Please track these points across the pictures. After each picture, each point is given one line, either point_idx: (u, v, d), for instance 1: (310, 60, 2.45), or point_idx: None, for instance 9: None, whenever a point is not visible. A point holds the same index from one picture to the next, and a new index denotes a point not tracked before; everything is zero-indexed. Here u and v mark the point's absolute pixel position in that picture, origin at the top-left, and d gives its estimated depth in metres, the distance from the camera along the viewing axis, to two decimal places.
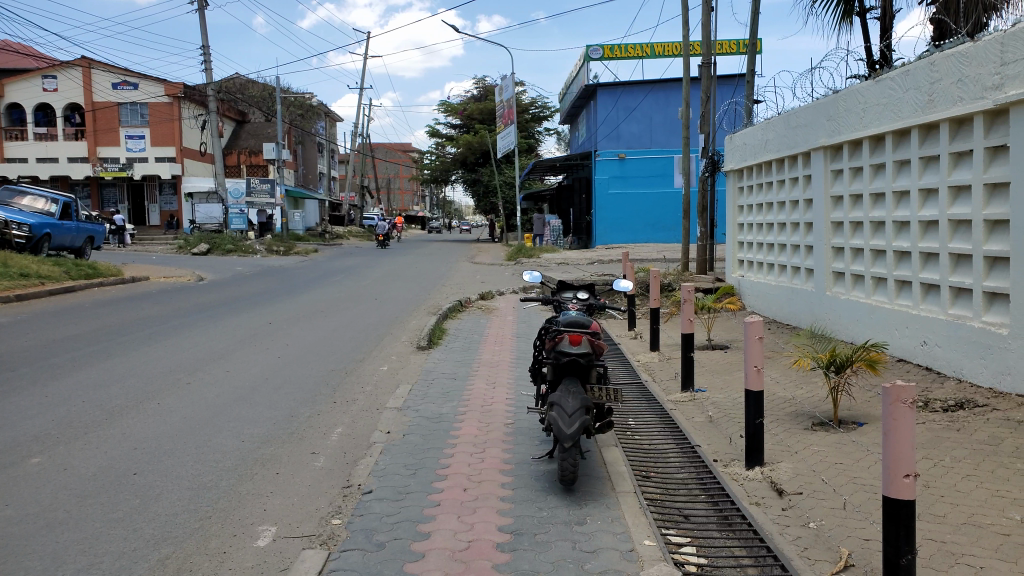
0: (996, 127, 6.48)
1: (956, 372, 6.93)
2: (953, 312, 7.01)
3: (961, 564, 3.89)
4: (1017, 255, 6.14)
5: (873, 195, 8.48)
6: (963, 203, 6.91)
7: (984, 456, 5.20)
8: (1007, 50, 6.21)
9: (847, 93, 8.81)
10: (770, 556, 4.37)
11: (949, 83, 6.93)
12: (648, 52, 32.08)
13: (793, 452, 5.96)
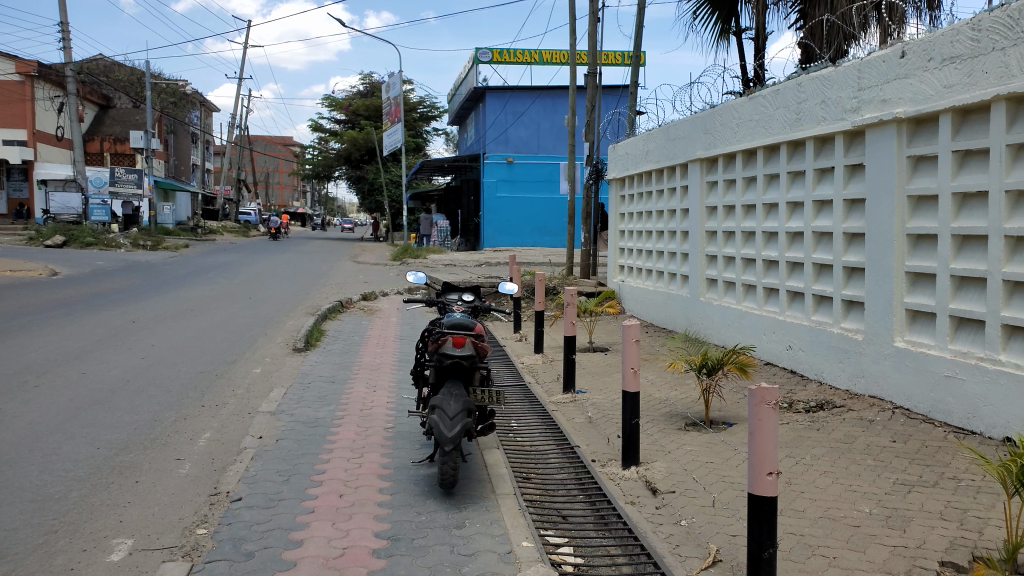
0: (854, 146, 6.94)
1: (817, 374, 7.37)
2: (815, 318, 7.45)
3: (817, 556, 4.11)
4: (871, 266, 6.58)
5: (744, 207, 8.89)
6: (825, 217, 7.36)
7: (840, 453, 5.54)
8: (865, 76, 6.66)
9: (722, 108, 9.21)
10: (643, 554, 4.47)
11: (814, 104, 7.37)
12: (536, 59, 32.53)
13: (667, 452, 6.15)
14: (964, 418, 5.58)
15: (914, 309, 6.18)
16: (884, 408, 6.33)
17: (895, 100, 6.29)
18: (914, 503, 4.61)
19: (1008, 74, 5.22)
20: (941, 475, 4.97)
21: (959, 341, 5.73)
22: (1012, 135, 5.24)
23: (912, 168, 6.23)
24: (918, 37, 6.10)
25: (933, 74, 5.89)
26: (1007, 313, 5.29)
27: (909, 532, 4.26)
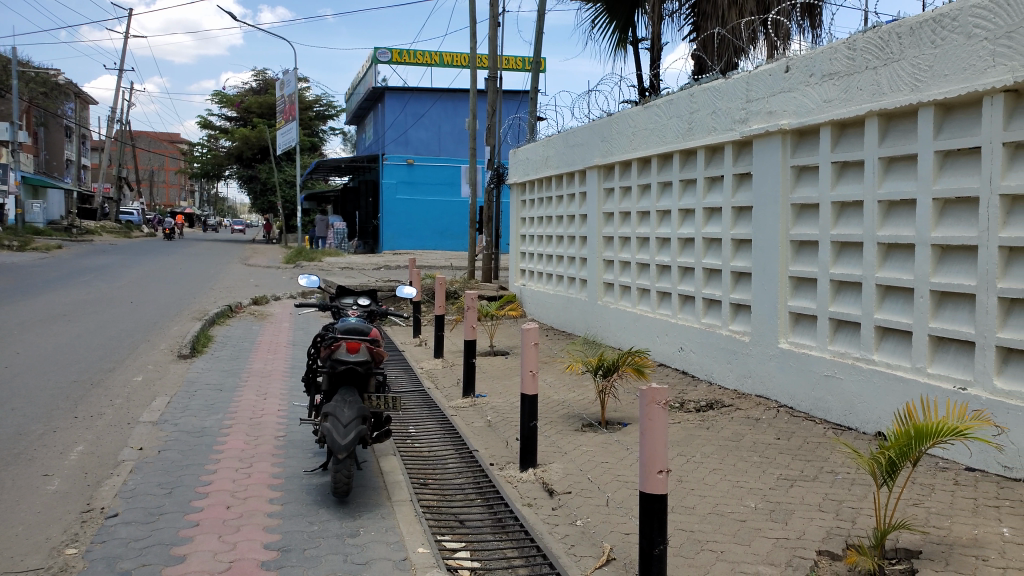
0: (742, 156, 7.22)
1: (707, 375, 7.62)
2: (705, 321, 7.71)
3: (705, 551, 4.23)
4: (758, 271, 6.87)
5: (640, 212, 9.12)
6: (715, 223, 7.63)
7: (728, 451, 5.74)
8: (752, 88, 6.94)
9: (619, 116, 9.42)
10: (539, 556, 4.49)
11: (706, 115, 7.63)
12: (437, 61, 32.41)
13: (564, 453, 6.21)
14: (841, 414, 5.89)
15: (796, 312, 6.48)
16: (769, 406, 6.61)
17: (780, 113, 6.58)
18: (796, 496, 4.83)
19: (880, 91, 5.55)
20: (820, 468, 5.23)
21: (837, 342, 6.05)
22: (883, 149, 5.57)
23: (795, 178, 6.54)
24: (800, 54, 6.41)
25: (814, 89, 6.20)
26: (879, 315, 5.63)
27: (790, 525, 4.45)
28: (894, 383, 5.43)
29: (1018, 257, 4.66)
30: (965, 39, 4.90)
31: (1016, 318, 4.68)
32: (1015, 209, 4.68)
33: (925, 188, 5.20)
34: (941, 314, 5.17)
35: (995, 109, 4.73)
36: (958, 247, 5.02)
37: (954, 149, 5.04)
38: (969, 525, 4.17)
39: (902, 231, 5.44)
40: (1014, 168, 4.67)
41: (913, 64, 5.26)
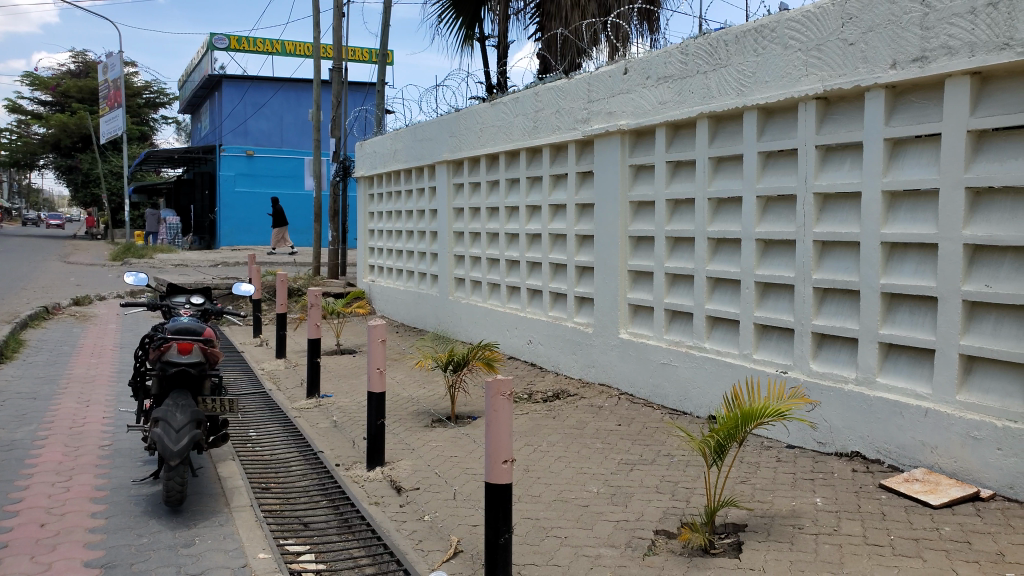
0: (584, 154, 7.44)
1: (554, 366, 7.80)
2: (553, 314, 7.88)
3: (550, 537, 4.32)
4: (600, 265, 7.09)
5: (488, 208, 9.19)
6: (560, 219, 7.81)
7: (573, 439, 5.90)
8: (593, 89, 7.14)
9: (467, 111, 9.44)
10: (386, 553, 4.40)
11: (550, 113, 7.79)
12: (278, 49, 31.22)
13: (412, 449, 6.14)
14: (676, 400, 6.21)
15: (636, 304, 6.75)
16: (611, 394, 6.86)
17: (618, 113, 6.83)
18: (635, 480, 5.03)
19: (709, 95, 5.87)
20: (657, 452, 5.47)
21: (672, 332, 6.37)
22: (713, 149, 5.90)
23: (633, 176, 6.81)
24: (637, 57, 6.67)
25: (650, 91, 6.47)
26: (710, 305, 5.96)
27: (630, 507, 4.62)
28: (723, 369, 5.78)
29: (829, 250, 5.09)
30: (782, 49, 5.28)
31: (828, 305, 5.11)
32: (826, 206, 5.10)
33: (750, 187, 5.57)
34: (764, 303, 5.55)
35: (809, 114, 5.13)
36: (778, 241, 5.42)
37: (775, 151, 5.42)
38: (788, 498, 4.51)
39: (730, 227, 5.79)
40: (826, 168, 5.10)
41: (739, 71, 5.62)
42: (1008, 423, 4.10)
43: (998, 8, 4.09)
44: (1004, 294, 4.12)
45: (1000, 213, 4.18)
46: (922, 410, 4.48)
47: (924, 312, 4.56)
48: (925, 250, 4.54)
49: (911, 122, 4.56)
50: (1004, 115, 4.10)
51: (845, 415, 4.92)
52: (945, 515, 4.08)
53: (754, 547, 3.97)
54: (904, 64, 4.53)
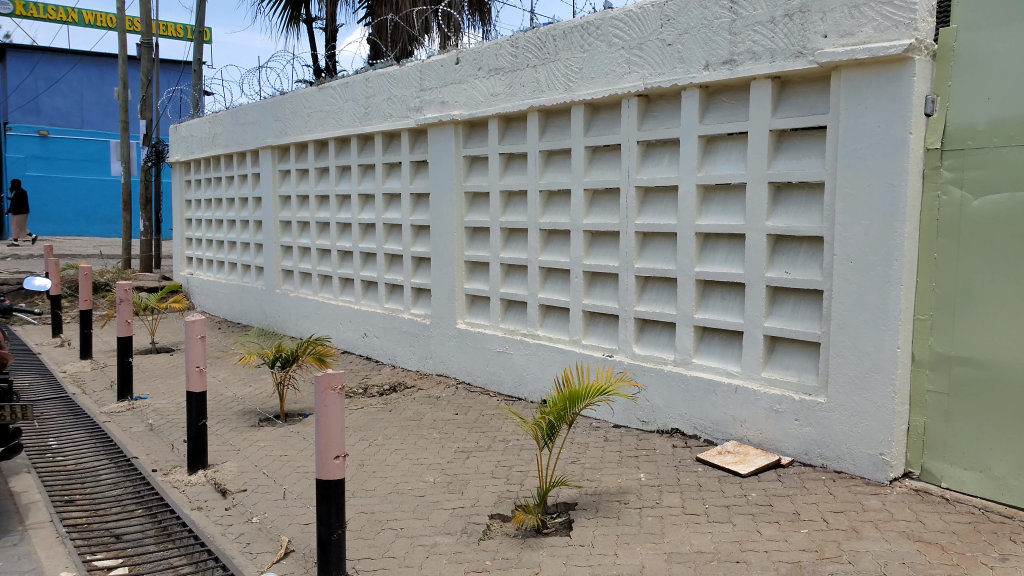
0: (418, 143, 7.37)
1: (389, 359, 7.69)
2: (388, 305, 7.77)
3: (385, 530, 4.25)
4: (436, 256, 7.07)
5: (318, 197, 8.88)
6: (394, 208, 7.70)
7: (409, 431, 5.84)
8: (425, 78, 7.08)
9: (292, 96, 9.05)
10: (210, 559, 4.14)
11: (381, 100, 7.65)
12: (75, 20, 28.51)
13: (238, 450, 5.82)
14: (511, 386, 6.33)
15: (472, 294, 6.80)
16: (448, 384, 6.87)
17: (451, 103, 6.81)
18: (471, 467, 5.06)
19: (538, 88, 6.00)
20: (493, 438, 5.54)
21: (507, 320, 6.47)
22: (543, 142, 6.04)
23: (467, 167, 6.82)
24: (468, 47, 6.69)
25: (481, 82, 6.52)
26: (542, 294, 6.11)
27: (466, 494, 4.65)
28: (555, 355, 5.95)
29: (650, 241, 5.38)
30: (606, 47, 5.50)
31: (649, 292, 5.40)
32: (647, 199, 5.39)
33: (577, 179, 5.76)
34: (592, 292, 5.77)
35: (631, 111, 5.38)
36: (604, 232, 5.65)
37: (600, 145, 5.64)
38: (615, 475, 4.72)
39: (559, 218, 5.96)
40: (646, 163, 5.37)
41: (566, 65, 5.79)
42: (805, 396, 4.53)
43: (794, 18, 4.48)
44: (800, 279, 4.55)
45: (797, 206, 4.61)
46: (734, 387, 4.85)
47: (734, 297, 4.93)
48: (734, 240, 4.91)
49: (722, 121, 4.91)
50: (800, 117, 4.52)
51: (666, 395, 5.23)
52: (752, 482, 4.44)
53: (584, 525, 4.13)
54: (715, 66, 4.86)
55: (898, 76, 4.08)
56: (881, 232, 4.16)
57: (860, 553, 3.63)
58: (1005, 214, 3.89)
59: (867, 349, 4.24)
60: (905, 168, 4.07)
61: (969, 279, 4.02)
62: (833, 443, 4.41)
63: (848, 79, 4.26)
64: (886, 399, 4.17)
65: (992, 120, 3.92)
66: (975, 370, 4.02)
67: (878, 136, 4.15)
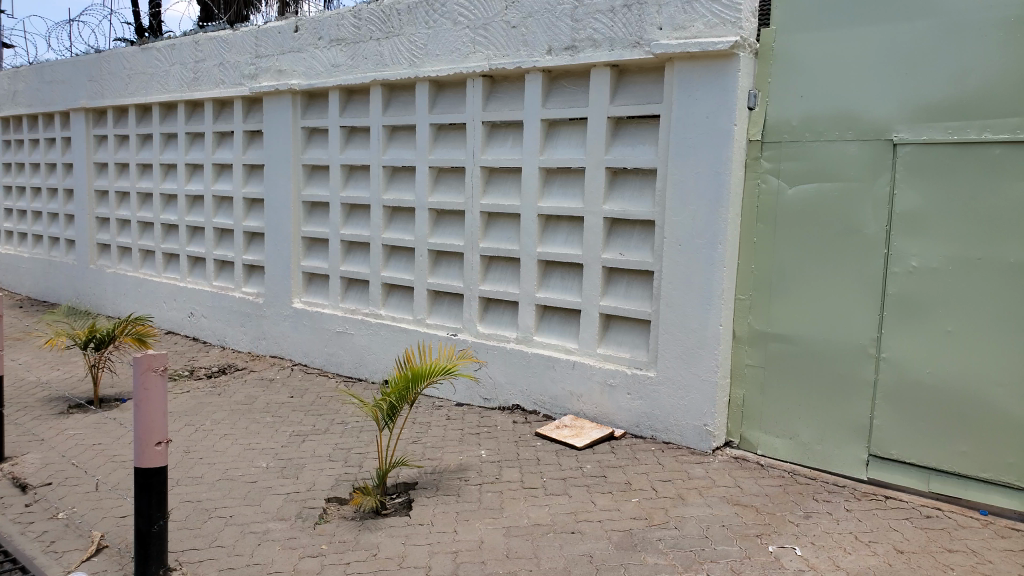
0: (252, 112, 6.99)
1: (219, 340, 7.27)
2: (217, 284, 7.33)
3: (213, 518, 4.00)
4: (271, 232, 6.74)
5: (139, 166, 8.22)
6: (225, 181, 7.26)
7: (240, 415, 5.54)
8: (260, 44, 6.71)
9: (109, 54, 8.30)
10: (6, 562, 3.72)
11: (211, 65, 7.18)
12: None
13: (42, 440, 5.27)
14: (352, 366, 6.18)
15: (310, 272, 6.55)
16: (283, 365, 6.60)
17: (289, 72, 6.50)
18: (306, 450, 4.88)
19: (382, 62, 5.86)
20: (331, 421, 5.38)
21: (347, 299, 6.30)
22: (386, 117, 5.91)
23: (305, 140, 6.54)
24: (308, 15, 6.41)
25: (321, 52, 6.26)
26: (385, 273, 6.00)
27: (301, 478, 4.48)
28: (397, 334, 5.87)
29: (494, 221, 5.42)
30: (451, 24, 5.45)
31: (493, 272, 5.44)
32: (491, 178, 5.41)
33: (422, 157, 5.69)
34: (436, 271, 5.74)
35: (476, 91, 5.38)
36: (449, 211, 5.64)
37: (445, 123, 5.60)
38: (456, 452, 4.73)
39: (404, 195, 5.87)
40: (491, 144, 5.40)
41: (410, 41, 5.68)
42: (636, 370, 4.75)
43: (631, 9, 4.65)
44: (634, 260, 4.75)
45: (632, 190, 4.80)
46: (571, 363, 4.99)
47: (573, 277, 5.07)
48: (574, 222, 5.05)
49: (564, 105, 5.02)
50: (636, 105, 4.71)
51: (507, 372, 5.30)
52: (587, 455, 4.60)
53: (424, 503, 4.10)
54: (557, 50, 4.95)
55: (724, 71, 4.34)
56: (707, 217, 4.43)
57: (684, 518, 3.85)
58: (813, 203, 4.25)
59: (693, 326, 4.51)
60: (729, 157, 4.35)
61: (783, 262, 4.37)
62: (662, 415, 4.66)
63: (680, 71, 4.49)
64: (709, 372, 4.46)
65: (804, 116, 4.28)
66: (785, 345, 4.38)
67: (707, 126, 4.40)
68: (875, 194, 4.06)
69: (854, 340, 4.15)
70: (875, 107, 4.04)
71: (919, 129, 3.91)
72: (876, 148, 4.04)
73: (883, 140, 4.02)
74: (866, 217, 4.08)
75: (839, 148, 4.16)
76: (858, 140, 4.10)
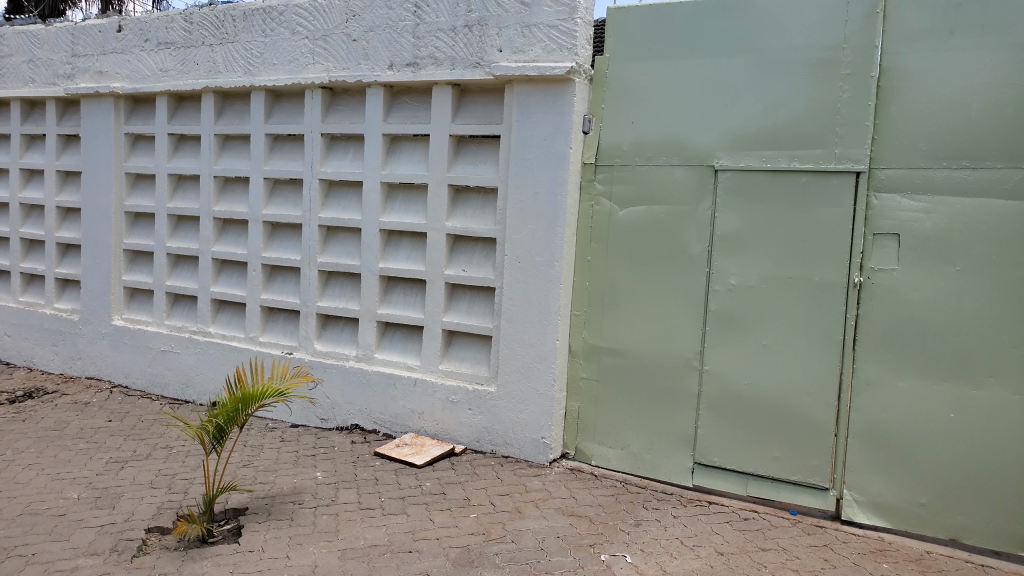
0: (67, 115, 6.48)
1: (25, 361, 6.63)
2: (24, 300, 6.70)
3: (11, 558, 3.62)
4: (87, 244, 6.25)
5: None
6: (35, 188, 6.68)
7: (48, 442, 5.07)
8: (78, 42, 6.25)
9: None
10: None
11: (20, 62, 6.60)
12: None
13: None
14: (178, 388, 5.82)
15: (132, 287, 6.13)
16: (100, 388, 6.11)
17: (110, 74, 6.09)
18: (124, 478, 4.53)
19: (215, 69, 5.62)
20: (154, 446, 5.03)
21: (174, 316, 5.94)
22: (219, 126, 5.67)
23: (129, 147, 6.14)
24: (133, 15, 6.04)
25: (148, 55, 5.92)
26: (216, 288, 5.72)
27: (118, 508, 4.14)
28: (228, 353, 5.60)
29: (334, 235, 5.30)
30: (290, 34, 5.32)
31: (332, 287, 5.32)
32: (331, 192, 5.30)
33: (257, 168, 5.49)
34: (271, 286, 5.53)
35: (315, 102, 5.27)
36: (285, 224, 5.46)
37: (282, 134, 5.45)
38: (290, 475, 4.55)
39: (237, 207, 5.63)
40: (330, 157, 5.29)
41: (246, 48, 5.48)
42: (477, 386, 4.79)
43: (472, 30, 4.73)
44: (475, 276, 4.80)
45: (473, 207, 4.86)
46: (412, 380, 4.96)
47: (415, 294, 5.05)
48: (416, 238, 5.04)
49: (406, 121, 5.01)
50: (477, 124, 4.79)
51: (346, 390, 5.18)
52: (427, 472, 4.57)
53: (254, 529, 3.91)
54: (399, 66, 4.95)
55: (561, 95, 4.50)
56: (545, 235, 4.55)
57: (521, 531, 3.90)
58: (643, 223, 4.47)
59: (531, 341, 4.61)
60: (565, 178, 4.49)
61: (615, 279, 4.56)
62: (501, 429, 4.72)
63: (519, 93, 4.60)
64: (547, 386, 4.57)
65: (635, 141, 4.50)
66: (618, 359, 4.56)
67: (546, 147, 4.54)
68: (698, 217, 4.33)
69: (679, 354, 4.39)
70: (698, 135, 4.32)
71: (736, 157, 4.21)
72: (699, 174, 4.31)
73: (705, 166, 4.29)
74: (689, 237, 4.34)
75: (667, 172, 4.40)
76: (683, 165, 4.36)
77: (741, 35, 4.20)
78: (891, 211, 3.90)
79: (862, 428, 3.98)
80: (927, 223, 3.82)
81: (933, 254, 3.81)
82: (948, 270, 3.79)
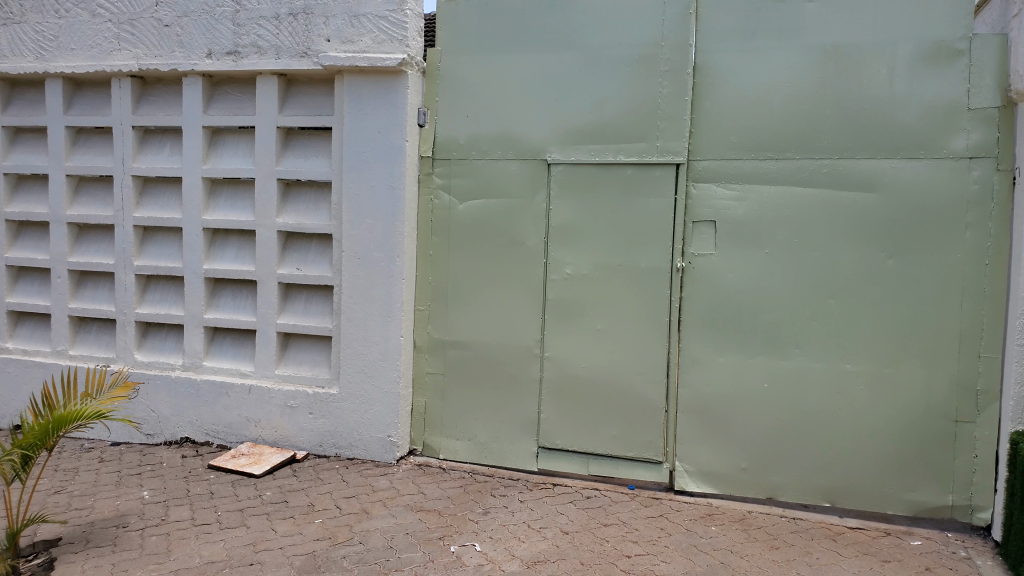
0: None
1: None
2: None
3: None
4: None
5: None
6: None
7: None
8: None
9: None
10: None
11: None
12: None
13: None
14: None
15: None
16: None
17: None
18: None
19: None
20: None
21: None
22: (7, 118, 5.06)
23: None
24: None
25: None
26: (12, 299, 5.12)
27: None
28: (32, 370, 5.04)
29: (151, 235, 4.91)
30: (89, 16, 4.83)
31: (152, 292, 4.92)
32: (146, 189, 4.90)
33: (57, 165, 4.96)
34: (80, 294, 5.04)
35: (123, 92, 4.84)
36: (93, 225, 4.99)
37: (85, 126, 4.96)
38: (112, 498, 4.18)
39: (34, 208, 5.07)
40: (143, 152, 4.89)
41: (36, 31, 4.91)
42: (319, 389, 4.64)
43: (297, 18, 4.53)
44: (312, 276, 4.63)
45: (306, 203, 4.67)
46: (246, 387, 4.71)
47: (246, 295, 4.79)
48: (244, 237, 4.77)
49: (228, 112, 4.73)
50: (307, 116, 4.60)
51: (173, 403, 4.84)
52: (267, 481, 4.37)
53: (69, 560, 3.55)
54: (217, 55, 4.64)
55: (394, 87, 4.42)
56: (384, 230, 4.47)
57: (370, 532, 3.83)
58: (481, 216, 4.51)
59: (374, 338, 4.53)
60: (402, 172, 4.43)
61: (456, 272, 4.57)
62: (346, 431, 4.61)
63: (350, 84, 4.48)
64: (392, 384, 4.51)
65: (470, 135, 4.52)
66: (461, 351, 4.59)
67: (380, 140, 4.45)
68: (534, 209, 4.43)
69: (521, 343, 4.48)
70: (531, 130, 4.41)
71: (568, 151, 4.35)
72: (534, 167, 4.41)
73: (539, 160, 4.40)
74: (527, 229, 4.44)
75: (502, 165, 4.46)
76: (518, 159, 4.44)
77: (568, 32, 4.33)
78: (709, 200, 4.19)
79: (690, 403, 4.27)
80: (740, 210, 4.15)
81: (746, 238, 4.15)
82: (758, 253, 4.13)
